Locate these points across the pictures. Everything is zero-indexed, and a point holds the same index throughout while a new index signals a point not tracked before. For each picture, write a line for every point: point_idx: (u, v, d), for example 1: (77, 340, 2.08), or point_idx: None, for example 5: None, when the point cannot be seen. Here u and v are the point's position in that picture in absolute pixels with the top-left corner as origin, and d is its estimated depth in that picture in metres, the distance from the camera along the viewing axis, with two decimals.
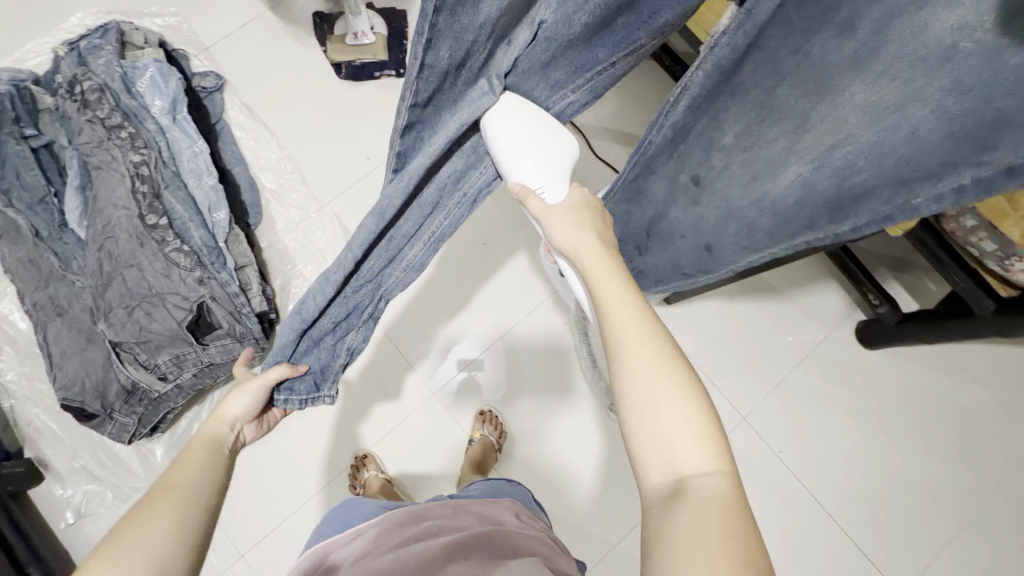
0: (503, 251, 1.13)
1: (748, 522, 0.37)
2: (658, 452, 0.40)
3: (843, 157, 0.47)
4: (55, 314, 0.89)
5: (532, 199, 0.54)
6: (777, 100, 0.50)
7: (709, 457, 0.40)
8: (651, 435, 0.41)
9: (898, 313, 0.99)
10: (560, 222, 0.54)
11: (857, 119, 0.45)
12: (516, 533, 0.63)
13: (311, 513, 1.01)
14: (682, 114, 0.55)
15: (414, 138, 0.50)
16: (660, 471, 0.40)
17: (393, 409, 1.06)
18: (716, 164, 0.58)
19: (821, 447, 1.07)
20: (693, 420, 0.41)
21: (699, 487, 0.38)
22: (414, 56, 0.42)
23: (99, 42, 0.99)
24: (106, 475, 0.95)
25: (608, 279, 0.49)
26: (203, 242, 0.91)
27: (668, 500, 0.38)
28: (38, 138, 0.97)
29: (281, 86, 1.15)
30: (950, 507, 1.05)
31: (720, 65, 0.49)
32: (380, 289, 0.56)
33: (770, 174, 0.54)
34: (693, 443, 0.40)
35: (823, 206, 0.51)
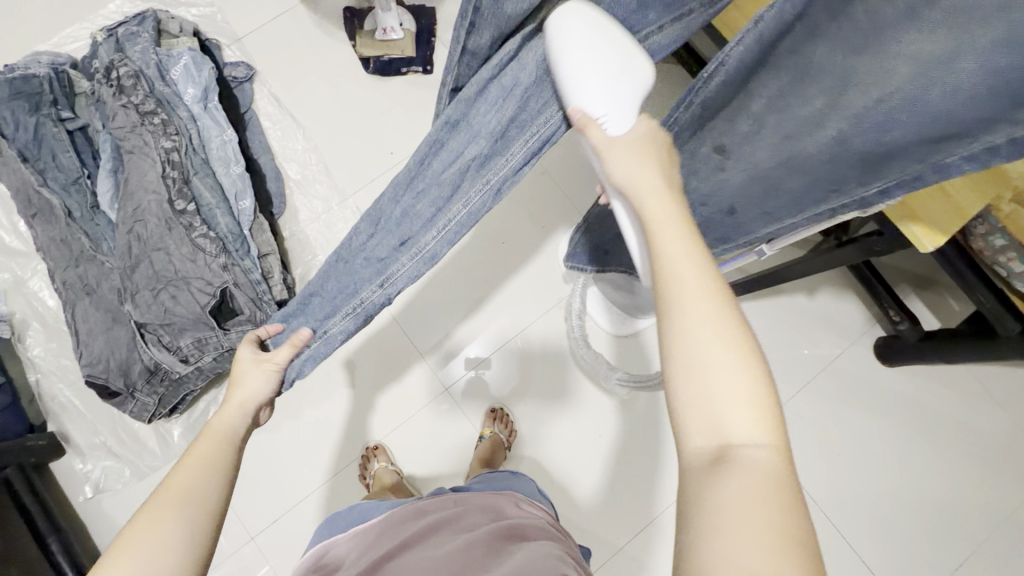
0: (520, 251, 1.14)
1: (799, 498, 0.33)
2: (706, 417, 0.36)
3: (885, 112, 0.44)
4: (84, 293, 0.92)
5: (594, 128, 0.52)
6: (816, 59, 0.46)
7: (762, 427, 0.36)
8: (699, 395, 0.37)
9: (919, 332, 0.98)
10: (615, 151, 0.50)
11: (902, 77, 0.41)
12: (524, 525, 0.63)
13: (320, 500, 1.02)
14: (714, 91, 0.53)
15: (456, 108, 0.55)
16: (705, 437, 0.36)
17: (405, 403, 1.07)
18: (743, 130, 0.57)
19: (833, 462, 1.06)
20: (750, 384, 0.37)
21: (748, 457, 0.34)
22: (459, 39, 0.50)
23: (136, 29, 1.02)
24: (124, 452, 0.98)
25: (669, 227, 0.44)
26: (229, 229, 0.93)
27: (711, 467, 0.35)
28: (73, 121, 0.99)
29: (309, 80, 1.17)
30: (962, 531, 1.03)
31: (763, 41, 0.47)
32: (381, 275, 0.61)
33: (805, 132, 0.51)
34: (748, 411, 0.36)
35: (857, 157, 0.49)
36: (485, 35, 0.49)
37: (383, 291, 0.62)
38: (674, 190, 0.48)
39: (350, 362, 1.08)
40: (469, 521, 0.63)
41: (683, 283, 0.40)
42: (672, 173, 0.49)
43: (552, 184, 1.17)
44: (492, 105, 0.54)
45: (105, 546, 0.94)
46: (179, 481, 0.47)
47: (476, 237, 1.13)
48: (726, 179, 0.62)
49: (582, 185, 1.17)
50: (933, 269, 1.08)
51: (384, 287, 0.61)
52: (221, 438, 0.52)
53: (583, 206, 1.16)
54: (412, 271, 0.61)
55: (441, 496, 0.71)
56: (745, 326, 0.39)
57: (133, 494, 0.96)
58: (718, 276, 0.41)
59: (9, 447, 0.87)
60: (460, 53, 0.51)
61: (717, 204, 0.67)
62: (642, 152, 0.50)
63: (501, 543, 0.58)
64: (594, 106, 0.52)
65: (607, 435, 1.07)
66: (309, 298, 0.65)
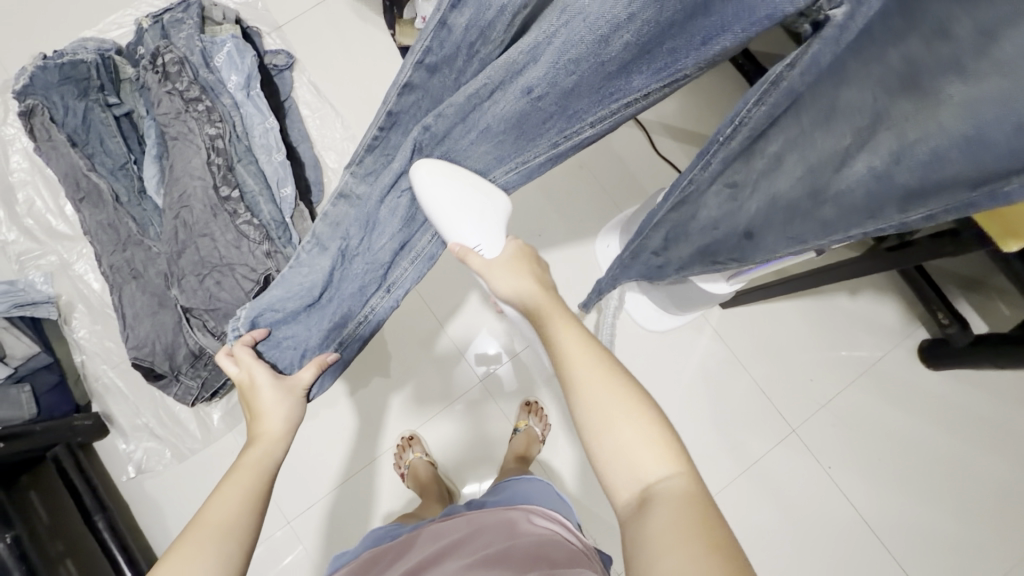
0: (556, 243, 1.13)
1: (711, 507, 0.41)
2: (624, 468, 0.45)
3: (929, 151, 0.39)
4: (131, 277, 0.93)
5: (473, 256, 0.60)
6: (844, 97, 0.44)
7: (666, 459, 0.44)
8: (615, 449, 0.46)
9: (969, 336, 0.96)
10: (494, 273, 0.60)
11: (947, 114, 0.38)
12: (544, 547, 0.59)
13: (357, 487, 1.03)
14: (732, 148, 0.54)
15: (412, 101, 0.59)
16: (626, 487, 0.44)
17: (442, 395, 1.07)
18: (758, 168, 0.55)
19: (870, 468, 1.04)
20: (646, 428, 0.46)
21: (664, 489, 0.42)
22: (438, 11, 0.53)
23: (181, 15, 1.01)
24: (165, 434, 0.99)
25: (556, 316, 0.54)
26: (272, 217, 0.94)
27: (639, 508, 0.42)
28: (120, 106, 1.01)
29: (348, 70, 1.17)
30: (1005, 542, 1.00)
31: (791, 93, 0.47)
32: (384, 282, 0.67)
33: (829, 171, 0.48)
34: (652, 451, 0.45)
35: (897, 190, 0.42)
36: (466, 13, 0.53)
37: (390, 295, 0.68)
38: (544, 282, 0.60)
39: (384, 352, 1.08)
40: (474, 546, 0.63)
41: (579, 364, 0.49)
42: (543, 274, 0.61)
43: (589, 178, 1.16)
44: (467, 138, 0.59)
45: (147, 525, 0.96)
46: (206, 514, 0.49)
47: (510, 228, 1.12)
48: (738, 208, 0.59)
49: (619, 179, 1.17)
50: (985, 272, 1.06)
51: (390, 292, 0.68)
52: (259, 472, 0.54)
53: (621, 202, 1.16)
54: (415, 274, 0.68)
55: (451, 519, 0.73)
56: (634, 383, 0.49)
57: (173, 475, 0.99)
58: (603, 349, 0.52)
59: (57, 426, 0.89)
60: (438, 24, 0.53)
61: (732, 228, 0.60)
62: (520, 260, 0.61)
63: (512, 566, 0.55)
64: (468, 237, 0.60)
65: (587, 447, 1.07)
66: (306, 307, 0.65)
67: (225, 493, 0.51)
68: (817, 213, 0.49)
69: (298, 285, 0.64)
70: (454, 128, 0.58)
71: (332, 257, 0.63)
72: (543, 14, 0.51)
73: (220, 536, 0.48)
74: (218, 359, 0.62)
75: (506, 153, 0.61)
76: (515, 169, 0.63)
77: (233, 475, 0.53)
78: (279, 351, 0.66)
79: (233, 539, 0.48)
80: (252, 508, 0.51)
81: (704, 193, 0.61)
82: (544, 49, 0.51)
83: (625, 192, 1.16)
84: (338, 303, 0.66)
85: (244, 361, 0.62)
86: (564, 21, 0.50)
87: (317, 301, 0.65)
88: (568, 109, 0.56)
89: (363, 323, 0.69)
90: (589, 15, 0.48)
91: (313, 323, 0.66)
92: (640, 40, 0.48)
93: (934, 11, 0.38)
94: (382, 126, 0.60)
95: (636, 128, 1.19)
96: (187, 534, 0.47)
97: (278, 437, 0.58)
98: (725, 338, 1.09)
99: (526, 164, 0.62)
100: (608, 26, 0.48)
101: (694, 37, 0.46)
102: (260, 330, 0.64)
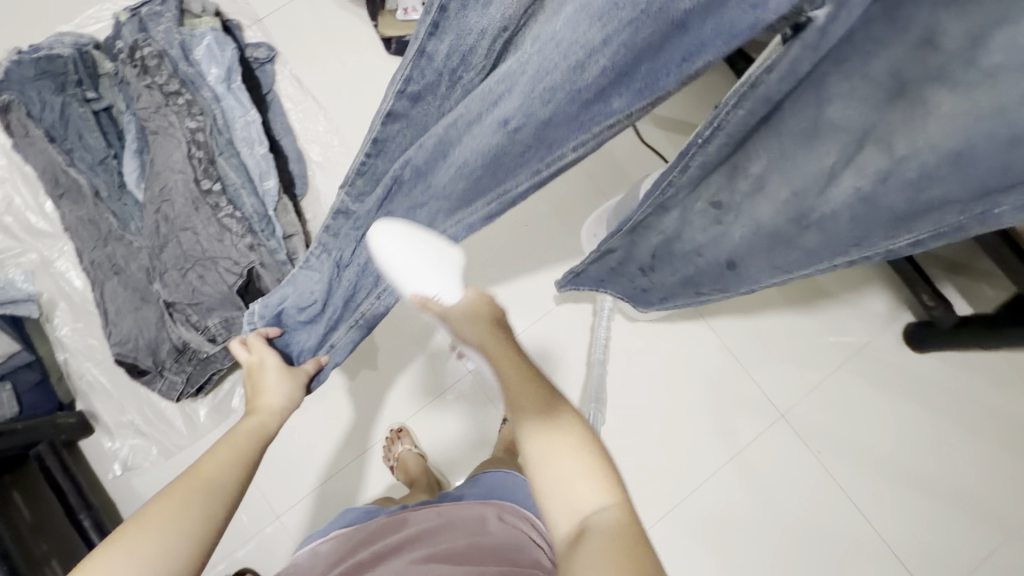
0: (543, 232, 1.13)
1: (641, 543, 0.41)
2: (563, 506, 0.46)
3: (918, 167, 0.40)
4: (112, 273, 0.93)
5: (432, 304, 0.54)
6: (827, 118, 0.43)
7: (601, 493, 0.46)
8: (554, 483, 0.47)
9: (954, 316, 0.96)
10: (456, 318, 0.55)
11: (934, 131, 0.38)
12: (509, 549, 0.61)
13: (345, 480, 1.03)
14: (716, 152, 0.48)
15: (397, 130, 0.58)
16: (564, 523, 0.45)
17: (427, 387, 1.07)
18: (743, 190, 0.54)
19: (855, 447, 1.05)
20: (584, 461, 0.47)
21: (597, 521, 0.43)
22: (418, 41, 0.52)
23: (159, 9, 1.00)
24: (152, 431, 0.98)
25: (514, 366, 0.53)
26: (254, 210, 0.93)
27: (571, 540, 0.43)
28: (98, 101, 0.99)
29: (330, 62, 1.16)
30: (988, 521, 1.01)
31: (768, 102, 0.41)
32: (376, 287, 0.61)
33: (816, 191, 0.49)
34: (589, 485, 0.46)
35: (886, 215, 0.44)
36: (446, 39, 0.51)
37: (383, 299, 0.61)
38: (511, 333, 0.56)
39: (373, 345, 1.07)
40: (438, 541, 0.64)
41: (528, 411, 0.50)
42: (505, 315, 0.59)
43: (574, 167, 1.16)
44: (447, 177, 0.55)
45: None
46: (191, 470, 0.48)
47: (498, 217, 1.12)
48: (723, 233, 0.61)
49: (604, 168, 1.17)
50: (970, 256, 1.07)
51: (382, 296, 0.61)
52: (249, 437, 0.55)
53: (607, 190, 1.16)
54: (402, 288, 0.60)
55: (426, 506, 0.72)
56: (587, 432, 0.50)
57: (160, 473, 0.97)
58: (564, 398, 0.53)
59: (38, 424, 0.88)
60: (417, 53, 0.53)
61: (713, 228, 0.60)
62: (474, 309, 0.56)
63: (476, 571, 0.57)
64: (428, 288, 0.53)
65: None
66: (309, 311, 0.65)
67: (217, 458, 0.51)
68: (801, 240, 0.54)
69: (303, 290, 0.65)
70: (435, 164, 0.55)
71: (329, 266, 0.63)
72: (519, 48, 0.48)
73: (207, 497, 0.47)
74: (231, 345, 0.67)
75: (487, 182, 0.53)
76: (498, 199, 0.54)
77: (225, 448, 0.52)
78: (286, 347, 0.68)
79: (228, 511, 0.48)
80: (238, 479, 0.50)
81: (689, 204, 0.59)
82: (518, 79, 0.47)
83: (610, 180, 1.16)
84: (337, 308, 0.65)
85: (256, 347, 0.66)
86: (539, 49, 0.45)
87: (322, 309, 0.65)
88: (546, 141, 0.48)
89: (356, 324, 0.65)
90: (562, 41, 0.43)
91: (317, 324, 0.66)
92: (617, 64, 0.41)
93: (921, 18, 0.35)
94: (369, 151, 0.59)
95: None
96: (173, 490, 0.46)
97: (277, 409, 0.61)
98: (714, 326, 1.09)
99: (496, 201, 0.54)
100: (584, 50, 0.42)
101: (673, 57, 0.39)
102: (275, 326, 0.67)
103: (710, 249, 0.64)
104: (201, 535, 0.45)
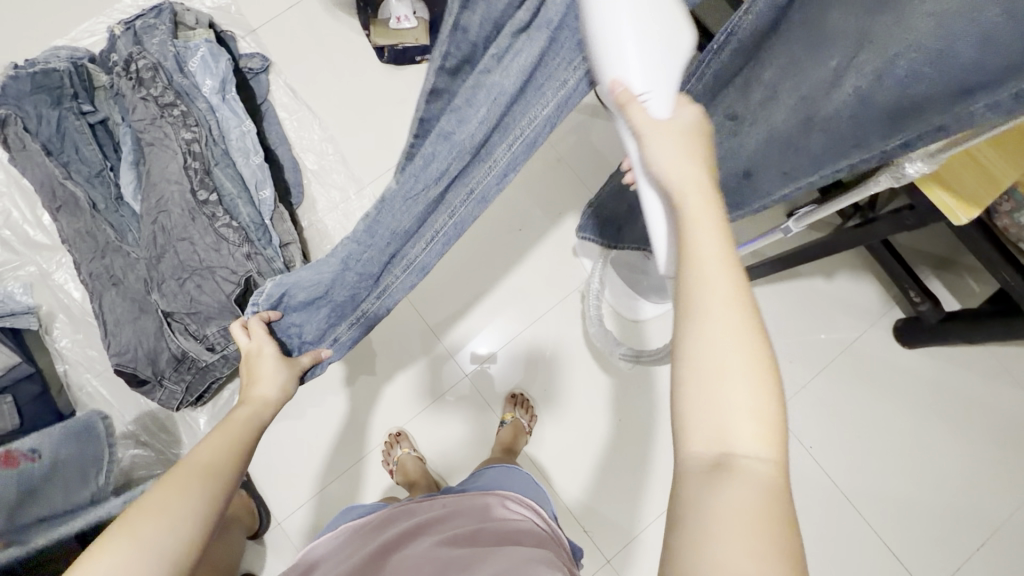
0: (536, 235, 1.14)
1: (788, 513, 0.33)
2: (710, 423, 0.35)
3: (908, 66, 0.44)
4: (110, 284, 0.93)
5: (634, 108, 0.45)
6: (831, 25, 0.48)
7: (767, 443, 0.35)
8: (713, 406, 0.35)
9: (939, 313, 0.98)
10: (655, 138, 0.45)
11: (920, 33, 0.42)
12: (515, 531, 0.63)
13: (344, 487, 1.04)
14: (725, 60, 0.56)
15: (438, 107, 0.52)
16: (705, 440, 0.35)
17: (422, 393, 1.08)
18: (757, 97, 0.59)
19: (848, 445, 1.06)
20: (758, 398, 0.35)
21: (747, 467, 0.34)
22: (449, 13, 0.46)
23: (153, 21, 1.01)
24: (153, 440, 0.99)
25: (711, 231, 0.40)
26: (251, 219, 0.94)
27: (709, 473, 0.34)
28: (94, 114, 1.00)
29: (322, 71, 1.17)
30: (981, 512, 1.03)
31: (775, 3, 0.49)
32: (377, 289, 0.65)
33: (823, 94, 0.52)
34: (755, 425, 0.35)
35: (882, 115, 0.49)
36: (479, 9, 0.45)
37: (382, 300, 0.67)
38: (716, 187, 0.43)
39: (370, 351, 1.08)
40: (447, 526, 0.64)
41: (709, 294, 0.37)
42: (714, 171, 0.45)
43: (566, 172, 1.17)
44: (488, 162, 0.52)
45: None
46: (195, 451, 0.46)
47: (491, 223, 1.14)
48: None
49: (597, 172, 1.17)
50: (955, 251, 1.08)
51: (381, 298, 0.67)
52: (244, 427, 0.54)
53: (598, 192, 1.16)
54: (407, 282, 0.64)
55: (431, 499, 0.73)
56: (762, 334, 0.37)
57: None
58: (746, 286, 0.38)
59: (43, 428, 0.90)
60: (452, 27, 0.46)
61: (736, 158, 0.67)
62: (689, 134, 0.46)
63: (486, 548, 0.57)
64: (635, 82, 0.45)
65: (580, 435, 1.07)
66: (315, 300, 0.64)
67: (216, 441, 0.50)
68: (807, 145, 0.57)
69: (307, 277, 0.62)
70: (455, 121, 0.49)
71: (325, 266, 0.61)
72: None
73: (207, 480, 0.45)
74: (232, 327, 0.64)
75: (473, 168, 0.52)
76: (515, 142, 0.51)
77: (217, 436, 0.50)
78: (285, 335, 0.67)
79: (228, 504, 0.46)
80: (235, 468, 0.48)
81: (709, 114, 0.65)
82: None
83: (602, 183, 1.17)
84: (340, 303, 0.65)
85: (257, 334, 0.63)
86: None
87: (322, 298, 0.64)
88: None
89: (356, 321, 0.70)
90: None
91: (312, 320, 0.67)
92: None
93: None
94: (417, 133, 0.55)
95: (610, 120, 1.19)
96: (173, 476, 0.45)
97: (270, 401, 0.61)
98: None
99: (493, 173, 0.53)
100: None
101: None
102: (274, 313, 0.65)
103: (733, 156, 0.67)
104: (204, 529, 0.43)
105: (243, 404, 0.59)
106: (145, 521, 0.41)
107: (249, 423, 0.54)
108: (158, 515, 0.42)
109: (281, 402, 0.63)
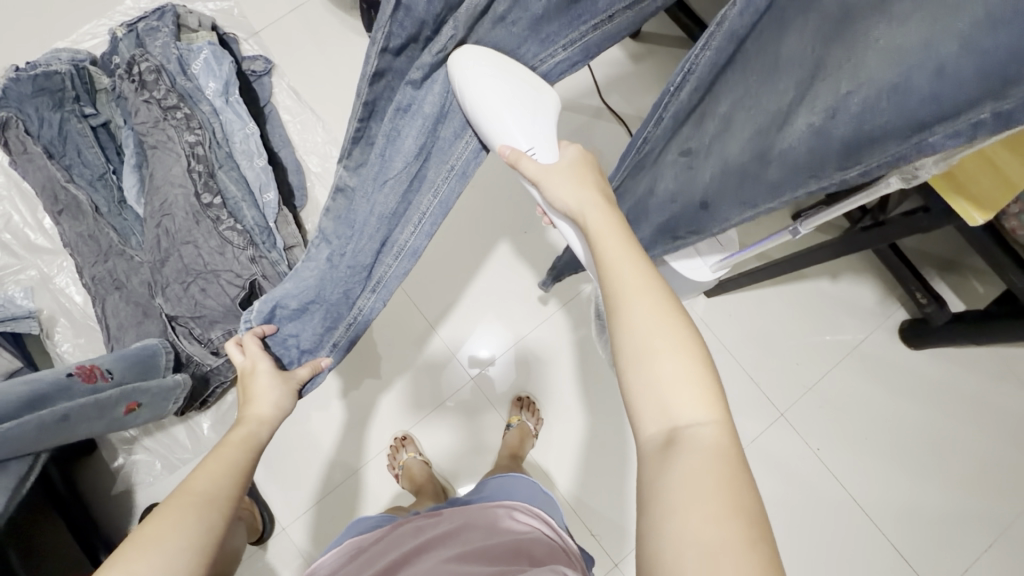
0: (541, 237, 1.14)
1: (744, 474, 0.35)
2: (654, 402, 0.39)
3: (862, 101, 0.39)
4: (113, 289, 0.93)
5: (525, 160, 0.55)
6: (785, 54, 0.45)
7: (705, 406, 0.38)
8: (651, 380, 0.39)
9: (946, 313, 0.98)
10: (552, 178, 0.53)
11: (874, 63, 0.38)
12: (524, 543, 0.62)
13: (351, 490, 1.03)
14: (684, 102, 0.53)
15: (384, 87, 0.56)
16: (654, 421, 0.39)
17: (428, 397, 1.07)
18: (711, 131, 0.54)
19: (856, 447, 1.06)
20: (691, 366, 0.39)
21: (693, 436, 0.37)
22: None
23: (155, 23, 1.01)
24: (154, 446, 0.98)
25: (612, 231, 0.47)
26: (255, 222, 0.93)
27: (663, 449, 0.37)
28: (96, 117, 1.00)
29: (326, 74, 1.17)
30: (986, 515, 1.03)
31: (732, 36, 0.46)
32: (370, 282, 0.68)
33: (773, 129, 0.47)
34: (695, 392, 0.38)
35: (837, 147, 0.42)
36: None
37: (377, 295, 0.69)
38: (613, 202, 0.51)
39: (375, 354, 1.08)
40: (449, 541, 0.63)
41: (628, 281, 0.43)
42: (606, 187, 0.54)
43: None
44: (453, 134, 0.62)
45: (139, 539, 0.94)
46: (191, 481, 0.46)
47: (497, 226, 1.14)
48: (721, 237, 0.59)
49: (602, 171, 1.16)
50: (961, 252, 1.09)
51: (376, 291, 0.69)
52: (241, 444, 0.54)
53: None
54: (400, 270, 0.67)
55: (434, 515, 0.73)
56: (674, 302, 0.42)
57: (164, 486, 0.97)
58: (653, 268, 0.45)
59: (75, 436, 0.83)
60: (394, 7, 0.48)
61: (687, 200, 0.59)
62: (578, 165, 0.54)
63: (495, 564, 0.57)
64: (519, 142, 0.56)
65: (587, 437, 1.06)
66: (308, 305, 0.67)
67: (210, 467, 0.49)
68: (765, 175, 0.49)
69: (299, 278, 0.67)
70: (414, 98, 0.58)
71: (314, 266, 0.66)
72: None
73: (201, 509, 0.45)
74: (226, 346, 0.65)
75: (446, 140, 0.62)
76: None
77: (209, 463, 0.50)
78: (282, 349, 0.69)
79: (226, 532, 0.46)
80: (230, 493, 0.48)
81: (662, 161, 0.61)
82: None
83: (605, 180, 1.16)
84: (332, 303, 0.68)
85: (251, 349, 0.65)
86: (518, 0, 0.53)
87: (315, 297, 0.67)
88: (541, 35, 0.58)
89: (352, 324, 0.71)
90: None
91: (310, 323, 0.69)
92: None
93: None
94: (362, 116, 0.58)
95: (615, 121, 1.18)
96: (166, 509, 0.44)
97: (266, 419, 0.59)
98: (714, 330, 1.10)
99: (470, 147, 0.63)
100: None
101: None
102: (269, 325, 0.67)
103: (684, 194, 0.59)
104: (202, 559, 0.42)
105: (242, 419, 0.58)
106: (140, 557, 0.40)
107: (248, 440, 0.54)
108: (161, 547, 0.41)
109: (281, 419, 0.61)
